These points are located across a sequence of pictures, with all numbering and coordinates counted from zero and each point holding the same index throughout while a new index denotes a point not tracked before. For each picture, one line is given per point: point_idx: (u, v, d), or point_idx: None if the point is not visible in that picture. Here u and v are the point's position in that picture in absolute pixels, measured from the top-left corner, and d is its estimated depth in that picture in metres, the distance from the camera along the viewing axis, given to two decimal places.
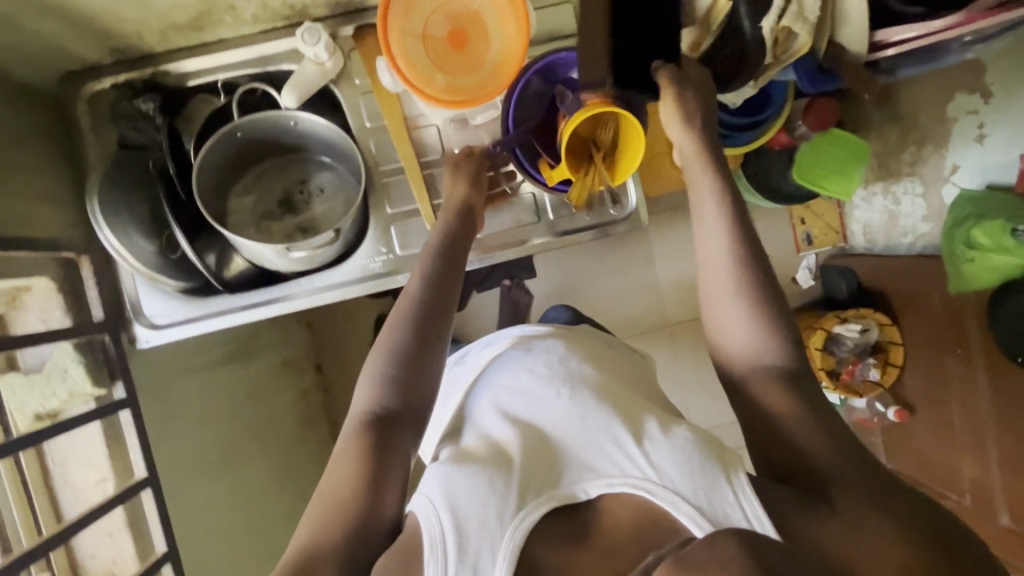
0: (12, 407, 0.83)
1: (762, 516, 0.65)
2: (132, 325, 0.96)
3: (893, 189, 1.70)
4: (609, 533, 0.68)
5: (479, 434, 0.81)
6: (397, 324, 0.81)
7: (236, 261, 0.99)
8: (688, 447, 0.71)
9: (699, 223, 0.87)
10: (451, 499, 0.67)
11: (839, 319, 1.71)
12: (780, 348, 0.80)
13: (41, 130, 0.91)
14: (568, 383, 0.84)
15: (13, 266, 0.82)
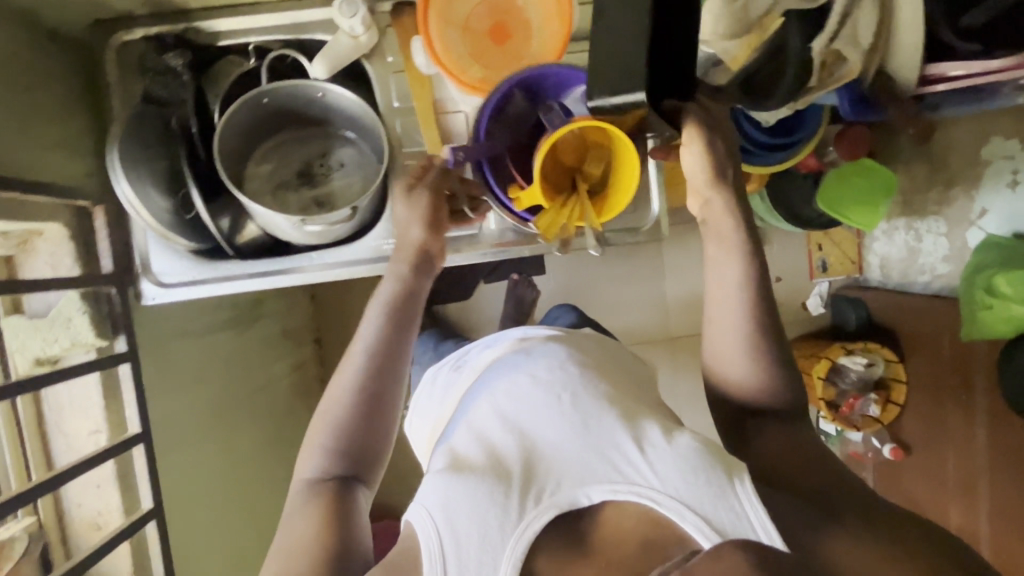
0: (18, 347, 0.85)
1: (771, 528, 0.64)
2: (140, 281, 0.94)
3: (916, 225, 1.67)
4: (611, 548, 0.66)
5: (474, 437, 0.78)
6: (344, 387, 0.80)
7: (249, 228, 0.98)
8: (691, 456, 0.69)
9: (714, 259, 0.82)
10: (449, 514, 0.67)
11: (845, 350, 1.67)
12: (779, 384, 0.80)
13: (66, 76, 0.90)
14: (570, 390, 0.80)
15: (28, 209, 0.81)
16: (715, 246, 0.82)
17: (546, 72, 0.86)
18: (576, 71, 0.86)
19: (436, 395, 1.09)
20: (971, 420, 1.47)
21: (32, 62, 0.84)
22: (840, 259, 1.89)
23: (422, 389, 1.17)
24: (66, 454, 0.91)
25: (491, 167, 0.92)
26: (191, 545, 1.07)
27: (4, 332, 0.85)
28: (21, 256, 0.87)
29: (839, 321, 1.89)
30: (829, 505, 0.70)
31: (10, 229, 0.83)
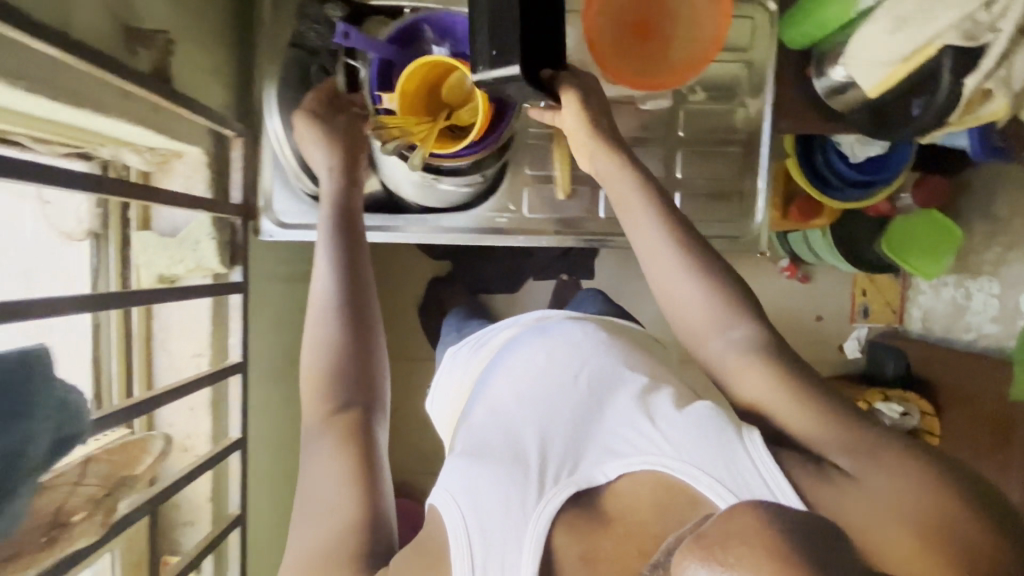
0: (145, 261, 0.88)
1: (786, 486, 0.58)
2: (261, 218, 0.97)
3: (966, 283, 1.70)
4: (627, 512, 0.63)
5: (492, 415, 0.77)
6: (314, 340, 0.74)
7: (372, 181, 1.01)
8: (703, 419, 0.66)
9: (626, 220, 0.77)
10: (474, 499, 0.64)
11: (882, 397, 1.70)
12: (735, 314, 0.71)
13: (226, 11, 0.93)
14: (585, 369, 0.79)
15: (183, 129, 0.84)
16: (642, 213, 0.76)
17: (459, 17, 0.91)
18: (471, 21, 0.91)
19: (459, 369, 1.05)
20: (1006, 475, 1.46)
21: None
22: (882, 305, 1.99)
23: (442, 370, 1.12)
24: (168, 372, 0.93)
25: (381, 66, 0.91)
26: (257, 484, 1.09)
27: (133, 244, 0.88)
28: (157, 174, 0.89)
29: (872, 368, 1.93)
30: (819, 452, 0.62)
31: (158, 146, 0.85)
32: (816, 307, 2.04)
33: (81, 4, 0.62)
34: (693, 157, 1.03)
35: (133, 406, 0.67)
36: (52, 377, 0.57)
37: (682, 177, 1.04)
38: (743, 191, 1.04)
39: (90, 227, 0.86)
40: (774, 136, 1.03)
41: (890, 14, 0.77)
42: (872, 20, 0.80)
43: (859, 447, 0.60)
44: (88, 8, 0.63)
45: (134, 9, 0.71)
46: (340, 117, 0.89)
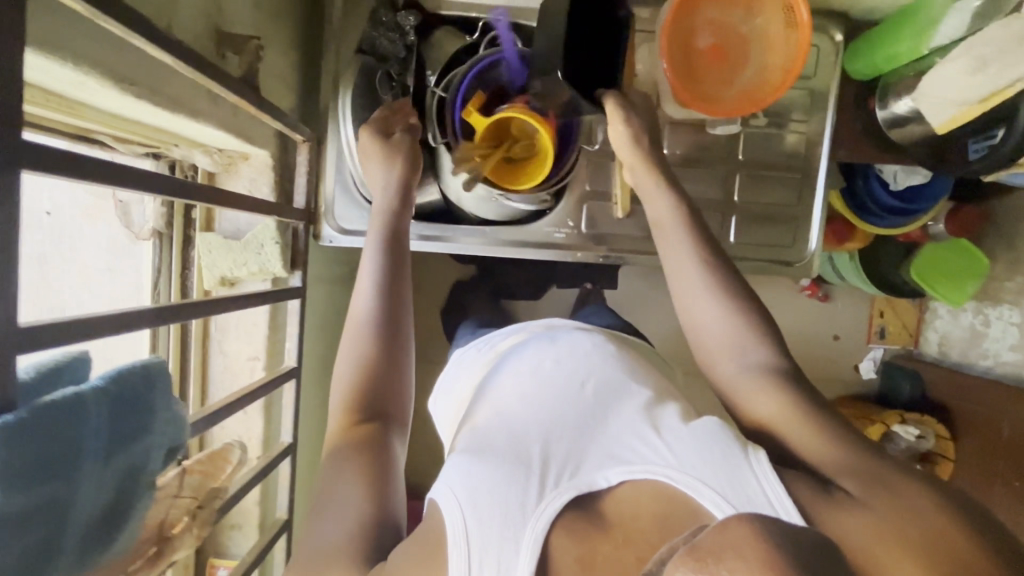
0: (208, 263, 0.87)
1: (789, 503, 0.54)
2: (321, 223, 0.97)
3: (986, 310, 1.66)
4: (627, 520, 0.56)
5: (498, 417, 0.68)
6: (350, 342, 0.74)
7: (430, 191, 1.00)
8: (710, 435, 0.60)
9: (665, 245, 0.78)
10: (476, 494, 0.57)
11: (900, 419, 1.67)
12: (755, 337, 0.70)
13: (294, 14, 0.92)
14: (594, 374, 0.72)
15: (256, 134, 0.83)
16: (675, 235, 0.77)
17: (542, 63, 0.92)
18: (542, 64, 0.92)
19: (460, 373, 0.98)
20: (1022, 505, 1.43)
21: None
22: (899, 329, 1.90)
23: (448, 369, 1.05)
24: (222, 374, 0.92)
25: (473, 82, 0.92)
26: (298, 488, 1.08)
27: (196, 246, 0.87)
28: (222, 175, 0.88)
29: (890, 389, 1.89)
30: (826, 476, 0.58)
31: (227, 148, 0.84)
32: (829, 327, 1.96)
33: (184, 9, 0.61)
34: (751, 181, 1.04)
35: (216, 411, 0.66)
36: (173, 391, 0.48)
37: (739, 200, 1.04)
38: (798, 218, 1.05)
39: (155, 225, 0.86)
40: (831, 165, 1.04)
41: (970, 54, 0.78)
42: (948, 60, 0.81)
43: (870, 477, 0.56)
44: (190, 14, 0.63)
45: (224, 14, 0.70)
46: (398, 137, 0.86)
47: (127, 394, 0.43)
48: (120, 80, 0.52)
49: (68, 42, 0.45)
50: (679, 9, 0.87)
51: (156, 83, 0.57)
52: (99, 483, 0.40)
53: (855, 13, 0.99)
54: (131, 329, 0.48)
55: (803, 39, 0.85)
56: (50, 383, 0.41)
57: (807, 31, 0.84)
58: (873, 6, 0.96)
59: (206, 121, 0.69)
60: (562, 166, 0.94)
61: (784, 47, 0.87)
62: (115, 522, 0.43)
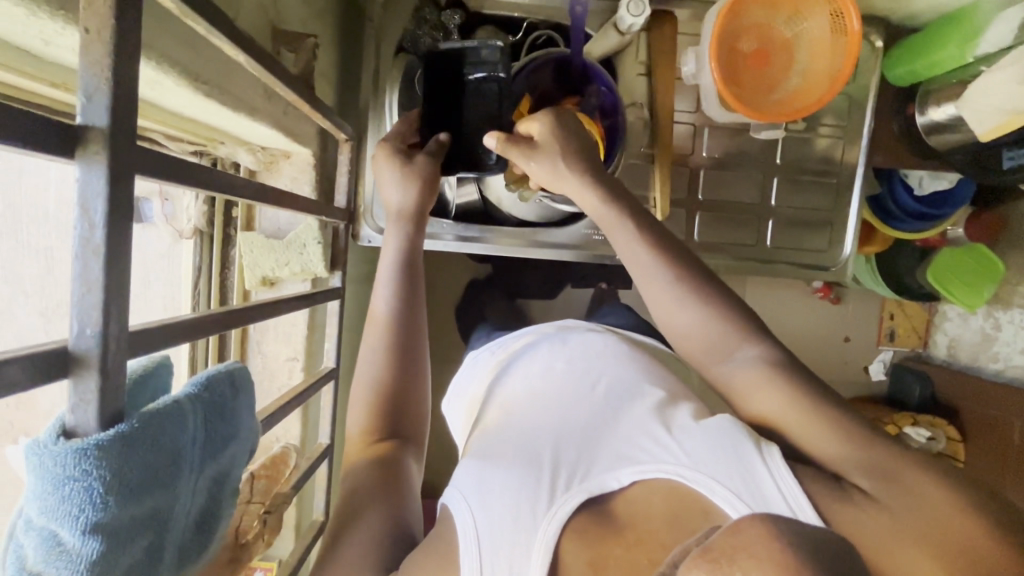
0: (250, 263, 0.86)
1: (802, 500, 0.51)
2: (361, 223, 0.96)
3: (996, 314, 1.68)
4: (640, 521, 0.55)
5: (511, 424, 0.69)
6: (366, 361, 0.73)
7: (469, 188, 0.99)
8: (722, 431, 0.58)
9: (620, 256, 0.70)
10: (488, 498, 0.58)
11: (911, 420, 1.68)
12: (743, 330, 0.63)
13: (336, 10, 0.91)
14: (605, 381, 0.73)
15: (302, 133, 0.82)
16: (622, 234, 0.69)
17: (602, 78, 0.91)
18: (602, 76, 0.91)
19: (474, 373, 0.96)
20: None
21: None
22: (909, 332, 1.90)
23: (463, 370, 1.03)
24: (260, 375, 0.91)
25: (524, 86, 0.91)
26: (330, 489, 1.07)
27: (238, 245, 0.86)
28: (264, 174, 0.88)
29: (898, 392, 1.87)
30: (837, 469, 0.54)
31: (271, 146, 0.83)
32: (842, 330, 1.94)
33: (246, 7, 0.61)
34: (786, 185, 1.04)
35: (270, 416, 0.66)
36: (254, 397, 0.47)
37: (775, 204, 1.05)
38: (834, 222, 1.06)
39: (197, 224, 0.85)
40: (867, 171, 1.05)
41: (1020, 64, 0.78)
42: (999, 68, 0.81)
43: (881, 471, 0.52)
44: (251, 12, 0.62)
45: (280, 13, 0.69)
46: (421, 159, 0.79)
47: (216, 400, 0.42)
48: (190, 75, 0.51)
49: (153, 40, 0.45)
50: (726, 16, 0.86)
51: (222, 82, 0.57)
52: (194, 492, 0.40)
53: (894, 21, 1.00)
54: (209, 335, 0.48)
55: (852, 46, 0.85)
56: (143, 392, 0.40)
57: (857, 38, 0.84)
58: (915, 13, 0.96)
59: (261, 119, 0.68)
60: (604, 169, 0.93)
61: (831, 52, 0.87)
62: (208, 530, 0.42)
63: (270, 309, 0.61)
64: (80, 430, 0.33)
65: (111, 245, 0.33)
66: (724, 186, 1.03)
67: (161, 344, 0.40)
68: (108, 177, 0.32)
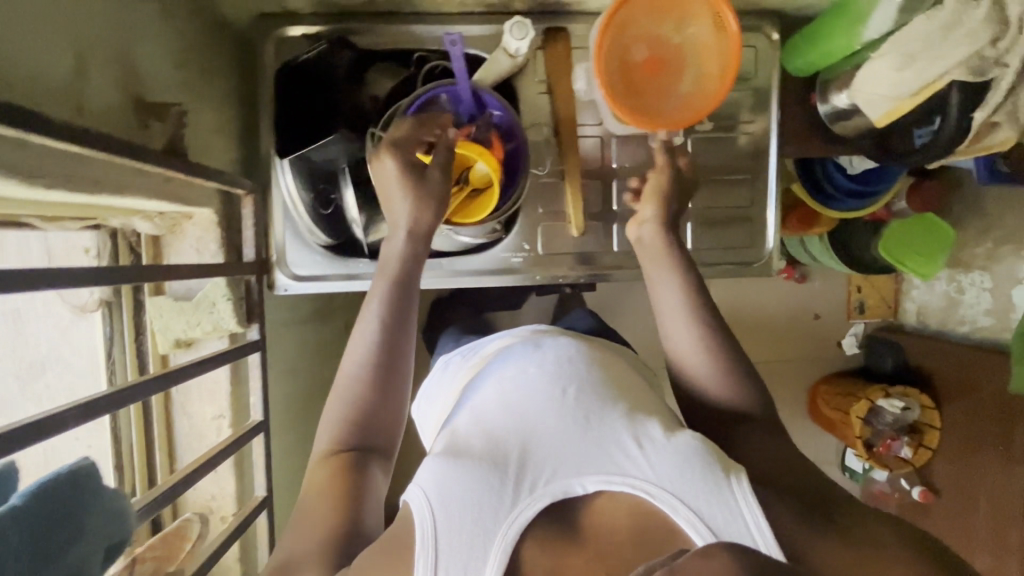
0: (161, 327, 0.86)
1: (766, 531, 0.57)
2: (275, 272, 0.96)
3: (958, 277, 1.66)
4: (600, 531, 0.59)
5: (475, 419, 0.69)
6: (344, 388, 0.73)
7: (383, 227, 0.95)
8: (689, 452, 0.61)
9: (653, 280, 0.83)
10: (447, 496, 0.59)
11: (884, 392, 1.66)
12: (732, 365, 0.76)
13: (224, 64, 0.90)
14: (575, 380, 0.70)
15: (193, 194, 0.82)
16: (665, 283, 0.80)
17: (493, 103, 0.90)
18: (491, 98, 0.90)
19: (447, 383, 0.97)
20: (1008, 469, 1.47)
21: (204, 49, 0.85)
22: (877, 303, 1.88)
23: (431, 377, 1.05)
24: (189, 436, 0.91)
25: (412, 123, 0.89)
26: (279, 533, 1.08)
27: (148, 311, 0.86)
28: (168, 237, 0.87)
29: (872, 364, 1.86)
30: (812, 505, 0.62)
31: (167, 211, 0.82)
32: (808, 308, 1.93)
33: (93, 92, 0.61)
34: (703, 186, 1.04)
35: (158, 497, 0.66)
36: (105, 490, 0.54)
37: (694, 206, 1.04)
38: (753, 217, 1.06)
39: (101, 296, 0.85)
40: (780, 162, 1.05)
41: (897, 50, 0.78)
42: (879, 55, 0.81)
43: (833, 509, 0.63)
44: (103, 93, 0.63)
45: (143, 84, 0.70)
46: (434, 173, 0.80)
47: (60, 502, 0.49)
48: (14, 171, 0.51)
49: None
50: (606, 32, 0.85)
51: (65, 168, 0.58)
52: None
53: (790, 11, 0.99)
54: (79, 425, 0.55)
55: (734, 44, 0.84)
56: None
57: (732, 35, 0.83)
58: (806, 3, 0.96)
59: (133, 194, 0.69)
60: (506, 200, 0.93)
61: (718, 52, 0.86)
62: None
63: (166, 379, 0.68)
64: None
65: None
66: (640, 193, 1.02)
67: (6, 453, 0.46)
68: None
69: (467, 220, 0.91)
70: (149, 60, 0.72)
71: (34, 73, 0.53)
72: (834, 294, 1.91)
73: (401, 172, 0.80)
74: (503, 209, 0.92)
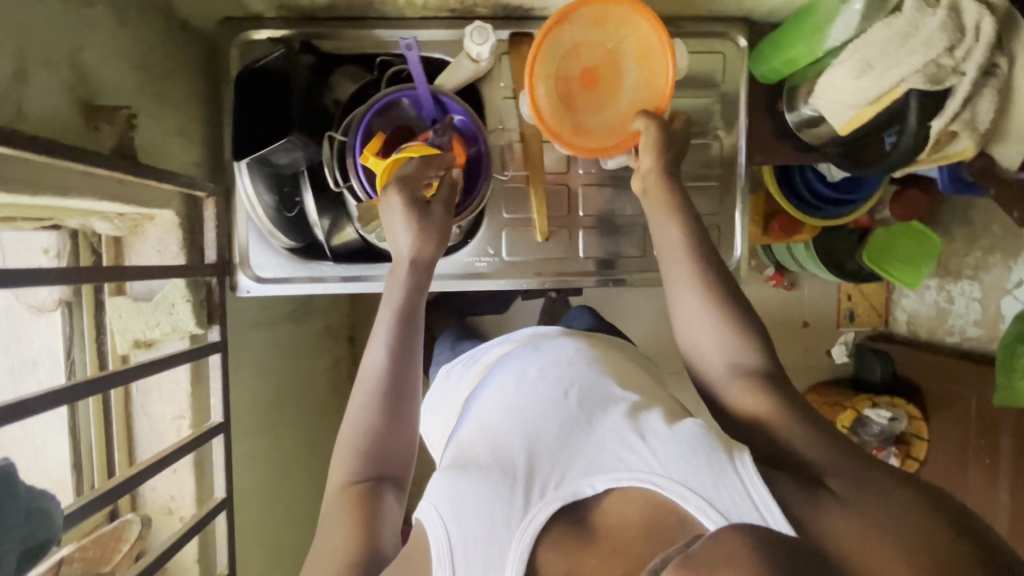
0: (119, 327, 0.87)
1: (775, 509, 0.56)
2: (238, 273, 0.97)
3: (948, 287, 1.63)
4: (615, 530, 0.58)
5: (481, 429, 0.70)
6: (360, 401, 0.73)
7: (347, 231, 0.97)
8: (692, 439, 0.61)
9: (654, 227, 0.82)
10: (458, 509, 0.60)
11: (870, 402, 1.64)
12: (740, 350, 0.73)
13: (187, 66, 0.92)
14: (577, 383, 0.72)
15: (153, 196, 0.82)
16: (673, 265, 0.78)
17: (454, 106, 0.90)
18: (452, 100, 0.90)
19: (450, 388, 0.98)
20: (994, 482, 1.44)
21: (166, 53, 0.86)
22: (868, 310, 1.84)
23: (434, 390, 1.04)
24: (149, 436, 0.92)
25: (373, 127, 0.89)
26: (244, 535, 1.07)
27: (107, 311, 0.87)
28: (129, 238, 0.88)
29: (861, 372, 1.82)
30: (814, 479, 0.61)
31: (126, 212, 0.83)
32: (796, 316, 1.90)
33: (37, 93, 0.62)
34: None
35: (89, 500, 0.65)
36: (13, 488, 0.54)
37: None
38: (720, 224, 1.05)
39: (60, 296, 0.86)
40: (750, 169, 1.04)
41: (856, 57, 0.77)
42: (838, 62, 0.80)
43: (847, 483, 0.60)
44: (49, 94, 0.64)
45: (94, 87, 0.71)
46: (437, 209, 0.81)
47: None
48: None
49: None
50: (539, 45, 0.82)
51: None
52: None
53: (757, 16, 0.99)
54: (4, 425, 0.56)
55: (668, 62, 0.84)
56: None
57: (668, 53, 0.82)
58: (773, 9, 0.96)
59: (77, 196, 0.69)
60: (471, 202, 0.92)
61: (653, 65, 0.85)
62: None
63: (122, 377, 0.70)
64: None
65: None
66: (607, 198, 1.02)
67: None
68: None
69: None
70: (101, 62, 0.72)
71: None
72: (822, 302, 1.88)
73: (405, 211, 0.78)
74: (467, 210, 0.91)
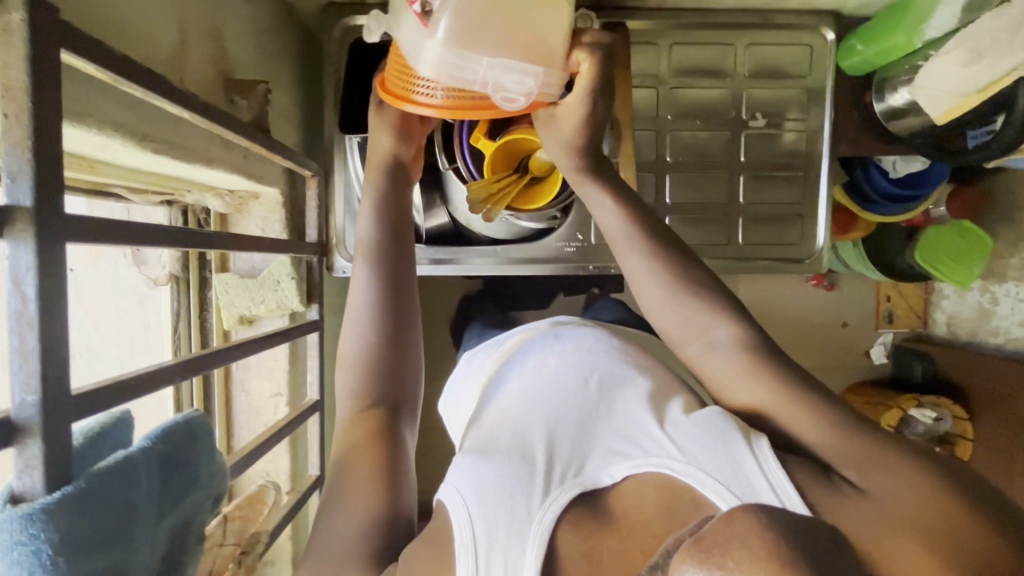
0: (226, 303, 0.88)
1: (790, 491, 0.47)
2: (334, 255, 0.99)
3: (992, 288, 1.63)
4: (631, 513, 0.49)
5: (502, 414, 0.61)
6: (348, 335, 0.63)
7: (439, 214, 1.01)
8: (712, 419, 0.52)
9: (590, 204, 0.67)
10: (480, 496, 0.49)
11: (915, 402, 1.60)
12: None
13: (291, 50, 0.93)
14: (596, 369, 0.64)
15: (268, 174, 0.84)
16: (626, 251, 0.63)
17: None
18: None
19: (465, 380, 0.88)
20: None
21: (277, 35, 0.88)
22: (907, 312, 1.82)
23: (456, 376, 0.94)
24: (247, 412, 0.94)
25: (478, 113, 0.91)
26: None
27: (215, 287, 0.88)
28: (235, 216, 0.90)
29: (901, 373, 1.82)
30: None
31: (238, 188, 0.85)
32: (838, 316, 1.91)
33: (194, 64, 0.64)
34: (754, 181, 1.06)
35: (244, 457, 0.66)
36: (213, 443, 0.56)
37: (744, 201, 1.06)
38: (804, 214, 1.07)
39: (171, 270, 0.89)
40: (833, 160, 1.05)
41: (965, 46, 0.78)
42: (945, 52, 0.81)
43: None
44: (200, 67, 0.65)
45: (230, 62, 0.72)
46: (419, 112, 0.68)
47: (172, 451, 0.50)
48: (133, 134, 0.54)
49: (89, 109, 0.48)
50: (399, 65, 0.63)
51: (171, 137, 0.60)
52: (154, 537, 0.48)
53: (846, 10, 1.00)
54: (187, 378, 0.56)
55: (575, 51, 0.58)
56: (99, 448, 0.47)
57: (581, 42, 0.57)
58: (863, 3, 0.97)
59: (218, 167, 0.70)
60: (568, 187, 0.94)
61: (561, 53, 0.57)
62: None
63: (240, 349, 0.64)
64: (26, 494, 0.40)
65: (43, 316, 0.39)
66: (690, 187, 1.05)
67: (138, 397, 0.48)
68: (36, 255, 0.38)
69: (530, 205, 0.93)
70: (235, 39, 0.74)
71: (148, 39, 0.55)
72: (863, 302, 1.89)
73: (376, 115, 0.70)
74: (562, 196, 0.94)
